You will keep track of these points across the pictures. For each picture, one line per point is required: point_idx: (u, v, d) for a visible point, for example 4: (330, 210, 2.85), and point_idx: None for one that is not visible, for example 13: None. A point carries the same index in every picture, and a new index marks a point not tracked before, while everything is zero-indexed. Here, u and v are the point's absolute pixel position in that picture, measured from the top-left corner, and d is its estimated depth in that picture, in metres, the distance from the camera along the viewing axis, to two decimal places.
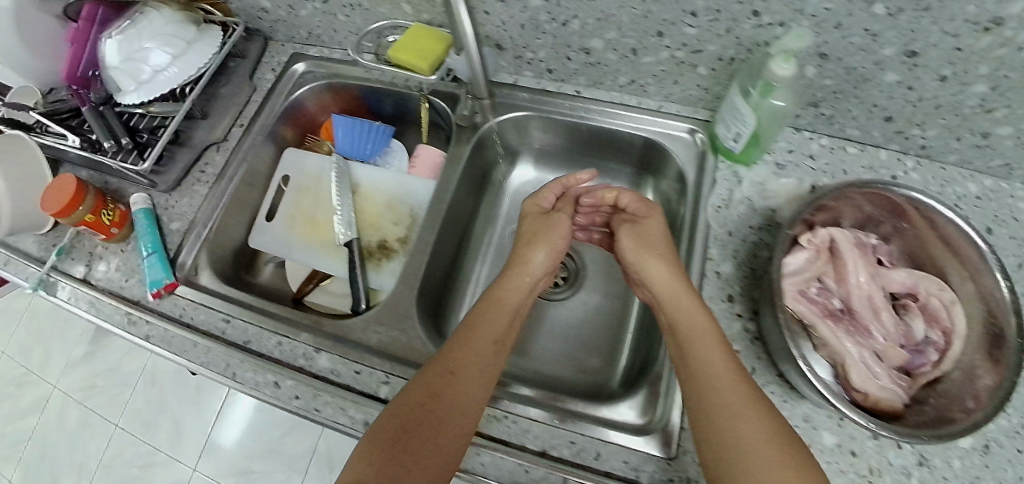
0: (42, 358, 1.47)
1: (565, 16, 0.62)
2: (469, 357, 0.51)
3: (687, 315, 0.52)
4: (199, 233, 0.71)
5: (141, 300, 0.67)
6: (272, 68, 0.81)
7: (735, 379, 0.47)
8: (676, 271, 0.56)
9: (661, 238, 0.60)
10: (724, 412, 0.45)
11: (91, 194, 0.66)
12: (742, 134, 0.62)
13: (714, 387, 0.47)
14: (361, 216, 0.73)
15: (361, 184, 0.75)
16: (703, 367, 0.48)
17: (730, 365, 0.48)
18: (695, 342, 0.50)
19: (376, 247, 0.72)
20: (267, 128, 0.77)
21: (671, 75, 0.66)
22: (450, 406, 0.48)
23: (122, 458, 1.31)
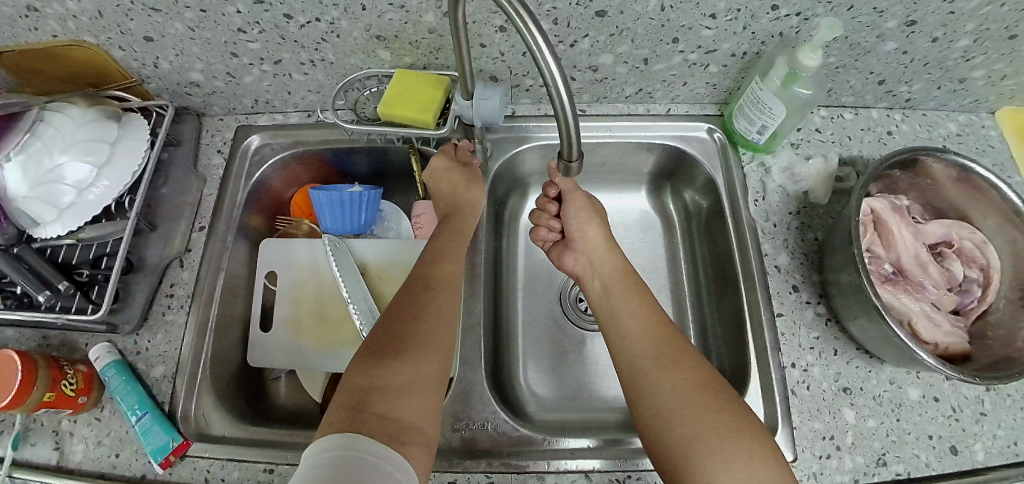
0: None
1: (573, 37, 0.57)
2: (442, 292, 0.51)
3: (628, 299, 0.54)
4: (193, 372, 0.59)
5: (147, 473, 0.55)
6: (217, 149, 0.68)
7: (675, 356, 0.48)
8: (618, 258, 0.58)
9: (590, 222, 0.61)
10: (666, 383, 0.46)
11: (42, 366, 0.53)
12: (768, 126, 0.61)
13: (658, 362, 0.48)
14: (382, 298, 0.64)
15: (368, 262, 0.65)
16: (643, 345, 0.49)
17: (673, 343, 0.49)
18: (634, 320, 0.52)
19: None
20: (234, 223, 0.65)
21: (681, 78, 0.64)
22: (427, 346, 0.47)
23: None
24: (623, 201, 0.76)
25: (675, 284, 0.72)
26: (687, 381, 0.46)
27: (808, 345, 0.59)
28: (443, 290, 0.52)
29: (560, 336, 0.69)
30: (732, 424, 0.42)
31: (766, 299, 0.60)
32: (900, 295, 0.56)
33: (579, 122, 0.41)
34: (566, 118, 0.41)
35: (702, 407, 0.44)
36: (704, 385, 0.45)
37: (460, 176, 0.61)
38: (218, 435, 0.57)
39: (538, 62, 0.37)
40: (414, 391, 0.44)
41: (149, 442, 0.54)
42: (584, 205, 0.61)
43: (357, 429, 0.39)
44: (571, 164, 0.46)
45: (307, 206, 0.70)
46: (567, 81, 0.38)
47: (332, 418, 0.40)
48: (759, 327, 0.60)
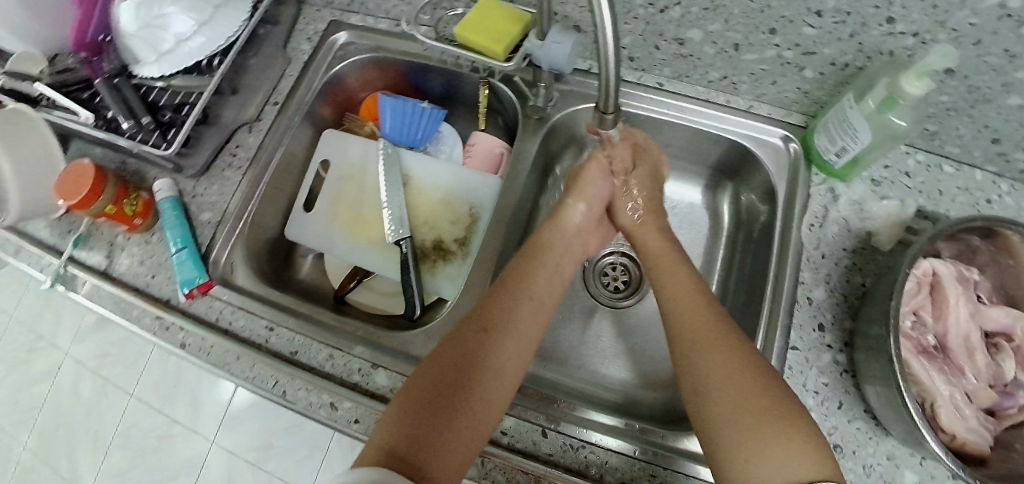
0: (41, 321, 1.23)
1: (666, 3, 0.55)
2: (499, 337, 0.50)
3: (666, 289, 0.55)
4: (233, 226, 0.64)
5: (172, 300, 0.62)
6: (307, 37, 0.73)
7: (725, 343, 0.47)
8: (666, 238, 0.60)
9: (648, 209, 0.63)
10: (702, 365, 0.47)
11: (112, 182, 0.61)
12: (848, 150, 0.56)
13: (695, 350, 0.48)
14: (414, 211, 0.66)
15: (413, 175, 0.67)
16: (688, 328, 0.50)
17: (721, 343, 0.47)
18: (679, 310, 0.52)
19: (434, 253, 0.65)
20: (303, 107, 0.69)
21: (769, 75, 0.60)
22: (491, 388, 0.46)
23: (136, 429, 1.12)
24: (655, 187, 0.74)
25: (701, 289, 0.69)
26: (739, 377, 0.44)
27: (814, 388, 0.56)
28: (508, 325, 0.51)
29: (569, 303, 0.69)
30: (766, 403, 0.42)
31: (785, 326, 0.57)
32: (932, 370, 0.52)
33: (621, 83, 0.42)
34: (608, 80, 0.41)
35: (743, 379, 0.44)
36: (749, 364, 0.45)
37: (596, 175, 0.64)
38: (238, 286, 0.62)
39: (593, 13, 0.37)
40: (458, 441, 0.43)
41: (180, 272, 0.60)
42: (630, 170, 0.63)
43: (390, 470, 0.39)
44: (606, 116, 0.47)
45: (374, 109, 0.73)
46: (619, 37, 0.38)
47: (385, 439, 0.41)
48: (766, 353, 0.57)
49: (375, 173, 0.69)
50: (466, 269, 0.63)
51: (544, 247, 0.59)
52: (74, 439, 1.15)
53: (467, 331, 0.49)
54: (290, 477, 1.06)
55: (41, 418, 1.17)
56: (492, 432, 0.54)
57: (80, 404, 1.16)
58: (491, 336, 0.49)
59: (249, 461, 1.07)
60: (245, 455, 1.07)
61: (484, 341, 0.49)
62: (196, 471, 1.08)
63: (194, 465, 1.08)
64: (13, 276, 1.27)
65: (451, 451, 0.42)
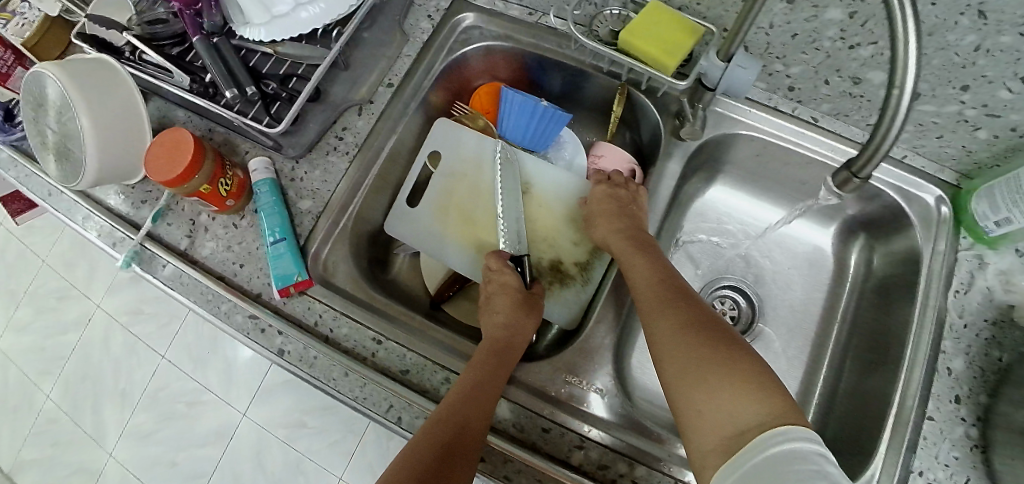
0: (73, 270, 1.24)
1: (859, 40, 0.50)
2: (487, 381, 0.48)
3: (628, 259, 0.52)
4: (337, 219, 0.58)
5: (264, 295, 0.56)
6: (426, 15, 0.64)
7: (676, 302, 0.46)
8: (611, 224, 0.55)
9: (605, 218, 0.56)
10: (663, 331, 0.45)
11: (209, 158, 0.54)
12: (1012, 222, 0.53)
13: (653, 316, 0.47)
14: (533, 224, 0.61)
15: (532, 185, 0.62)
16: (647, 298, 0.48)
17: (670, 302, 0.47)
18: (639, 283, 0.50)
19: (551, 275, 0.61)
20: (418, 93, 0.62)
21: (937, 129, 0.57)
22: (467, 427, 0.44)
23: (167, 391, 1.12)
24: (734, 203, 0.72)
25: (820, 334, 0.68)
26: (686, 335, 0.43)
27: (944, 461, 0.53)
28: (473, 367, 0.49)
29: None
30: (718, 356, 0.41)
31: (921, 394, 0.55)
32: None
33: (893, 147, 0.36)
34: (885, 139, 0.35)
35: (684, 341, 0.43)
36: (694, 327, 0.44)
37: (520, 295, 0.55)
38: (339, 287, 0.57)
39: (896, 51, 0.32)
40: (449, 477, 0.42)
41: (277, 267, 0.55)
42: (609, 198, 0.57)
43: None
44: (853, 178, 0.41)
45: (490, 101, 0.67)
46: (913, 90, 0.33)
47: None
48: (900, 420, 0.55)
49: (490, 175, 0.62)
50: (588, 295, 0.59)
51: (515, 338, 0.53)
52: (102, 394, 1.16)
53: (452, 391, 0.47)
54: (325, 461, 1.04)
55: (69, 367, 1.19)
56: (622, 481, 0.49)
57: (110, 359, 1.17)
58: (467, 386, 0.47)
59: (279, 438, 1.06)
60: (275, 431, 1.06)
61: (469, 392, 0.46)
62: (223, 441, 1.08)
63: (222, 435, 1.08)
64: (58, 224, 1.29)
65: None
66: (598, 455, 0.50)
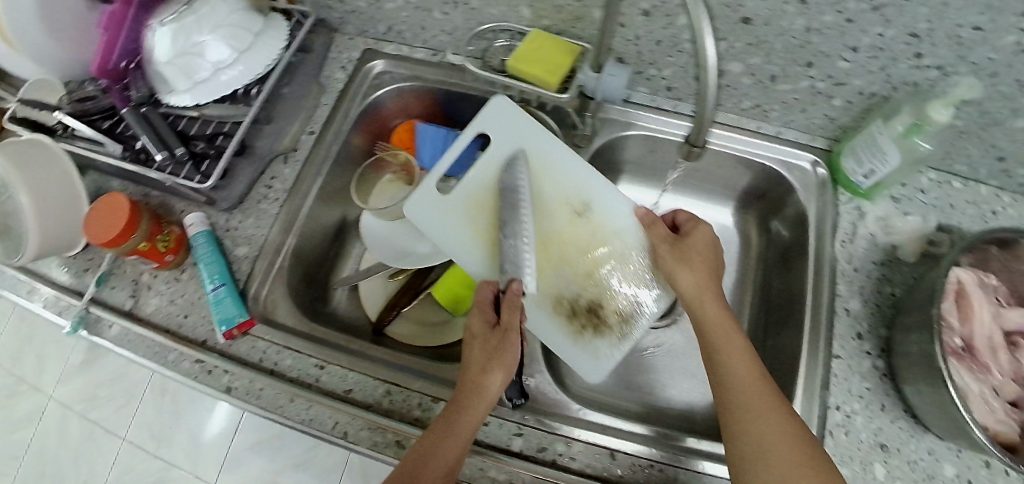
0: (23, 365, 1.21)
1: (711, 37, 0.58)
2: (433, 460, 0.46)
3: (717, 348, 0.51)
4: (272, 260, 0.62)
5: (209, 340, 0.59)
6: (340, 66, 0.72)
7: (768, 404, 0.46)
8: (694, 277, 0.54)
9: (684, 269, 0.55)
10: (759, 433, 0.45)
11: (146, 217, 0.58)
12: (876, 172, 0.60)
13: (745, 413, 0.46)
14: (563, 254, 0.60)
15: (596, 212, 0.61)
16: (739, 390, 0.47)
17: (763, 403, 0.46)
18: (729, 374, 0.49)
19: (577, 316, 0.59)
20: (340, 134, 0.68)
21: (800, 104, 0.63)
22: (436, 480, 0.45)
23: (132, 475, 1.10)
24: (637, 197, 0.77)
25: (739, 302, 0.74)
26: (785, 445, 0.43)
27: (858, 393, 0.58)
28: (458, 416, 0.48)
29: None
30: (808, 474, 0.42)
31: (827, 336, 0.60)
32: (963, 370, 0.58)
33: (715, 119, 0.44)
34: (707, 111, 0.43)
35: (779, 451, 0.43)
36: (789, 433, 0.44)
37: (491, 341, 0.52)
38: (280, 323, 0.60)
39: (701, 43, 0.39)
40: None
41: (219, 311, 0.58)
42: (666, 240, 0.57)
43: None
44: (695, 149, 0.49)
45: (409, 137, 0.72)
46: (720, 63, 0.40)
47: None
48: (812, 363, 0.60)
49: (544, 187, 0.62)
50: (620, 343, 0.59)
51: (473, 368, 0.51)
52: None
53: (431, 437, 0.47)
54: None
55: (27, 467, 1.15)
56: (560, 458, 0.53)
57: (71, 451, 1.14)
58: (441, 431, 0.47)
59: None
60: None
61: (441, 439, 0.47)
62: None
63: None
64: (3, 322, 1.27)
65: None
66: (536, 439, 0.54)
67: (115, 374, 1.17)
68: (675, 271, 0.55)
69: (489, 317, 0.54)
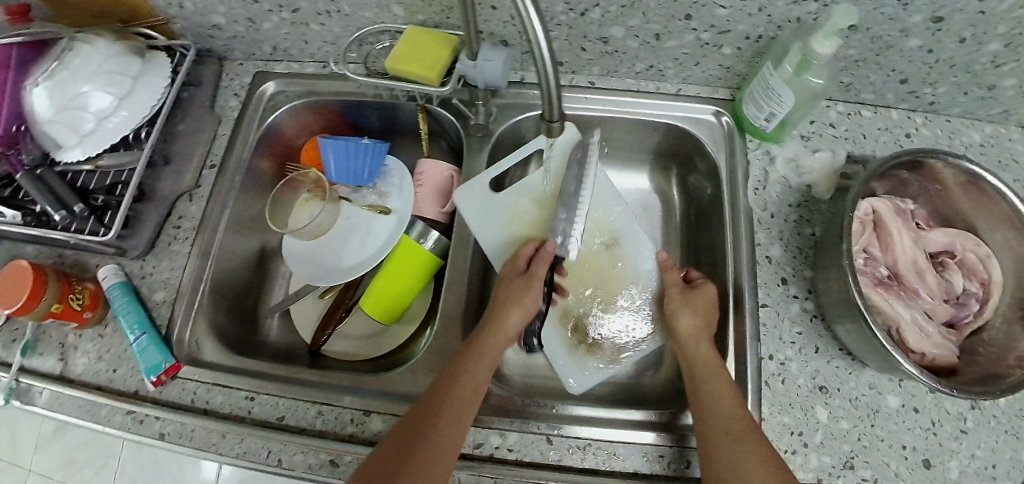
0: None
1: (585, 6, 0.57)
2: (454, 404, 0.49)
3: (706, 380, 0.51)
4: (191, 300, 0.62)
5: (140, 390, 0.59)
6: (234, 92, 0.71)
7: (751, 437, 0.46)
8: (693, 320, 0.55)
9: (685, 313, 0.56)
10: (736, 461, 0.45)
11: (52, 280, 0.58)
12: (775, 113, 0.60)
13: (727, 446, 0.46)
14: (580, 281, 0.65)
15: (624, 244, 0.65)
16: (722, 421, 0.48)
17: (749, 436, 0.46)
18: (712, 406, 0.49)
19: (577, 334, 0.63)
20: (243, 162, 0.68)
21: (693, 58, 0.63)
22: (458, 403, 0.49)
23: None
24: None
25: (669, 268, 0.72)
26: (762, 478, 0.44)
27: (790, 340, 0.58)
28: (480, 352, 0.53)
29: None
30: None
31: (752, 288, 0.60)
32: (893, 299, 0.57)
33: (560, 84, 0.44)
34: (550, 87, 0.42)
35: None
36: (771, 469, 0.44)
37: (516, 285, 0.58)
38: (208, 362, 0.60)
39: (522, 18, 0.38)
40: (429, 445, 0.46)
41: (143, 360, 0.57)
42: (678, 285, 0.59)
43: None
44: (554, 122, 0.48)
45: (316, 154, 0.72)
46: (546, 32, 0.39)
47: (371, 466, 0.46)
48: (740, 316, 0.60)
49: (596, 217, 0.66)
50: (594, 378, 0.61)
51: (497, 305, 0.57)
52: None
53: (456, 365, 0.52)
54: None
55: None
56: (497, 451, 0.54)
57: None
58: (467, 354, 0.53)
59: None
60: None
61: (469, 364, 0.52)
62: None
63: None
64: None
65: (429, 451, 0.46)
66: (471, 436, 0.54)
67: (57, 460, 1.06)
68: (673, 312, 0.57)
69: (518, 267, 0.60)
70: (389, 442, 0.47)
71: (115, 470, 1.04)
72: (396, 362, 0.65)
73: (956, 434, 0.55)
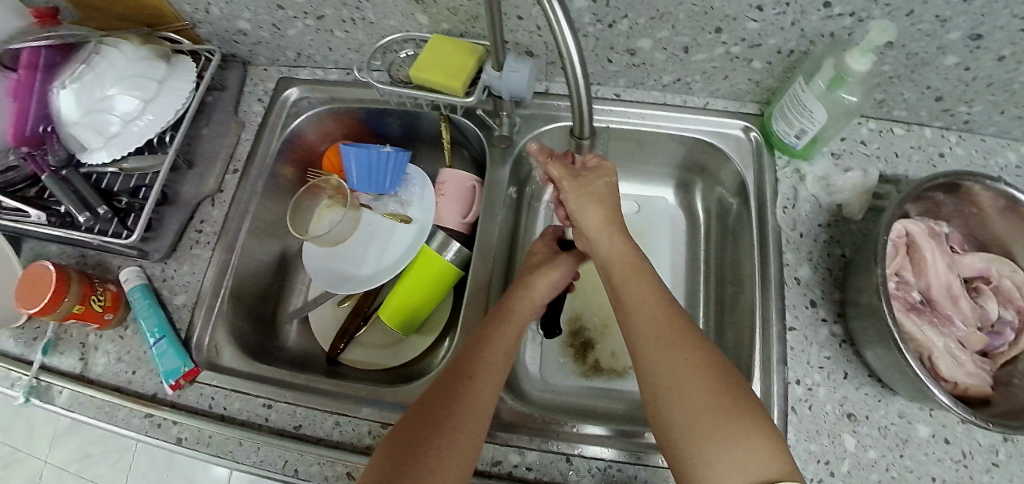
0: None
1: (613, 17, 0.56)
2: (481, 371, 0.48)
3: (624, 287, 0.50)
4: (211, 305, 0.62)
5: (159, 394, 0.59)
6: (257, 98, 0.72)
7: (679, 344, 0.44)
8: (603, 217, 0.54)
9: (587, 205, 0.54)
10: (665, 363, 0.43)
11: (75, 281, 0.58)
12: (808, 131, 0.58)
13: (653, 350, 0.44)
14: (603, 315, 0.69)
15: None
16: (641, 326, 0.46)
17: (672, 336, 0.44)
18: (637, 313, 0.47)
19: (572, 337, 0.68)
20: (266, 168, 0.68)
21: (721, 71, 0.62)
22: (490, 370, 0.49)
23: None
24: None
25: (691, 283, 0.70)
26: (691, 375, 0.41)
27: (817, 364, 0.57)
28: (506, 325, 0.53)
29: None
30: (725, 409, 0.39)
31: (779, 309, 0.58)
32: (925, 325, 0.55)
33: (592, 98, 0.41)
34: (578, 94, 0.41)
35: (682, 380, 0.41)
36: (703, 370, 0.42)
37: (542, 258, 0.61)
38: (225, 367, 0.60)
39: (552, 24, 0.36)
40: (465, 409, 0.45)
41: (162, 364, 0.57)
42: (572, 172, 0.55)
43: None
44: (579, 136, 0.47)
45: (337, 161, 0.72)
46: (580, 50, 0.38)
47: (399, 432, 0.44)
48: (766, 338, 0.58)
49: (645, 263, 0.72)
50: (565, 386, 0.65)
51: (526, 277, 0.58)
52: None
53: (486, 332, 0.52)
54: None
55: None
56: (516, 469, 0.53)
57: None
58: (493, 323, 0.53)
59: None
60: None
61: (495, 331, 0.52)
62: None
63: None
64: None
65: (463, 412, 0.45)
66: (490, 452, 0.54)
67: (72, 454, 1.07)
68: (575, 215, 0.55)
69: (546, 243, 0.64)
70: (413, 411, 0.46)
71: (127, 466, 1.05)
72: (412, 372, 0.65)
73: (988, 466, 0.53)
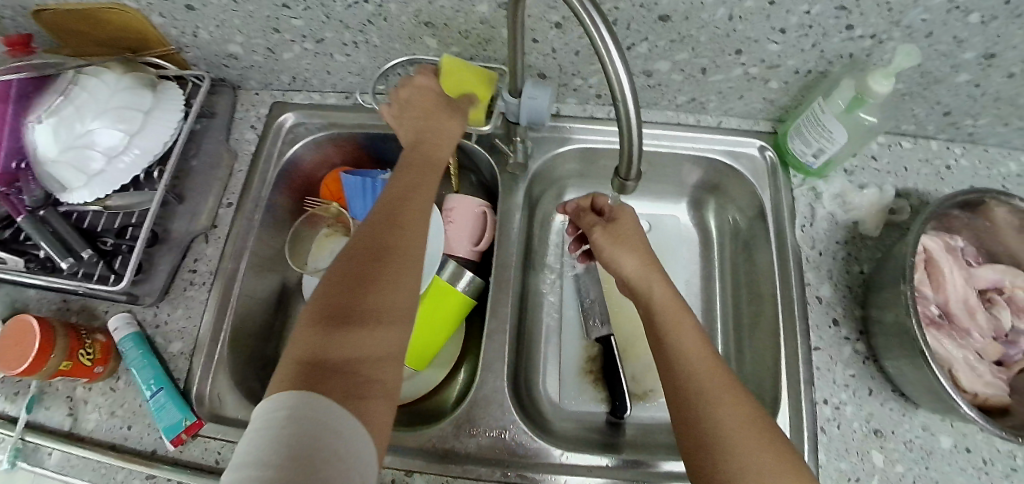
0: None
1: (632, 40, 0.54)
2: (385, 275, 0.40)
3: (666, 332, 0.46)
4: (211, 351, 0.58)
5: (158, 449, 0.55)
6: (250, 125, 0.68)
7: (729, 395, 0.40)
8: (638, 257, 0.51)
9: (630, 250, 0.52)
10: (716, 422, 0.39)
11: (61, 334, 0.53)
12: (825, 150, 0.58)
13: (706, 403, 0.40)
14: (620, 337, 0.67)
15: None
16: (690, 377, 0.42)
17: (722, 389, 0.41)
18: (682, 362, 0.43)
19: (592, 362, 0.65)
20: (263, 199, 0.64)
21: (737, 91, 0.61)
22: (395, 281, 0.40)
23: None
24: None
25: (707, 301, 0.70)
26: (749, 434, 0.38)
27: (843, 383, 0.56)
28: (397, 227, 0.43)
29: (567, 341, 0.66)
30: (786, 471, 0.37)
31: (803, 330, 0.58)
32: (943, 338, 0.54)
33: (643, 135, 0.39)
34: (629, 129, 0.38)
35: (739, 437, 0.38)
36: (759, 427, 0.39)
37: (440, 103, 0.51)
38: (229, 416, 0.56)
39: (598, 55, 0.35)
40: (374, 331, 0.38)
41: (162, 418, 0.53)
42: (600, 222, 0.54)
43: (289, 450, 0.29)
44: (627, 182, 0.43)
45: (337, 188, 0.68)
46: (634, 90, 0.36)
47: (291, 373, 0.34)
48: (793, 359, 0.57)
49: None
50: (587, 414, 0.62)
51: (422, 157, 0.49)
52: None
53: (372, 239, 0.42)
54: None
55: None
56: None
57: None
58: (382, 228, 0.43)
59: None
60: None
61: (388, 229, 0.43)
62: None
63: None
64: None
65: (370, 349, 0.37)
66: None
67: None
68: (612, 258, 0.52)
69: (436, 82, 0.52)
70: (308, 333, 0.37)
71: None
72: (428, 409, 0.62)
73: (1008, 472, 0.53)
